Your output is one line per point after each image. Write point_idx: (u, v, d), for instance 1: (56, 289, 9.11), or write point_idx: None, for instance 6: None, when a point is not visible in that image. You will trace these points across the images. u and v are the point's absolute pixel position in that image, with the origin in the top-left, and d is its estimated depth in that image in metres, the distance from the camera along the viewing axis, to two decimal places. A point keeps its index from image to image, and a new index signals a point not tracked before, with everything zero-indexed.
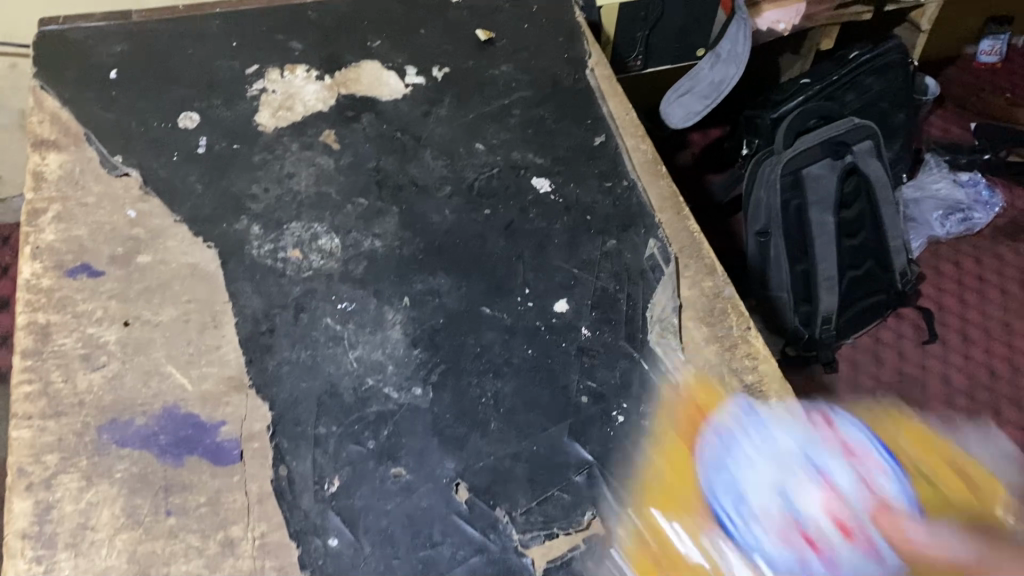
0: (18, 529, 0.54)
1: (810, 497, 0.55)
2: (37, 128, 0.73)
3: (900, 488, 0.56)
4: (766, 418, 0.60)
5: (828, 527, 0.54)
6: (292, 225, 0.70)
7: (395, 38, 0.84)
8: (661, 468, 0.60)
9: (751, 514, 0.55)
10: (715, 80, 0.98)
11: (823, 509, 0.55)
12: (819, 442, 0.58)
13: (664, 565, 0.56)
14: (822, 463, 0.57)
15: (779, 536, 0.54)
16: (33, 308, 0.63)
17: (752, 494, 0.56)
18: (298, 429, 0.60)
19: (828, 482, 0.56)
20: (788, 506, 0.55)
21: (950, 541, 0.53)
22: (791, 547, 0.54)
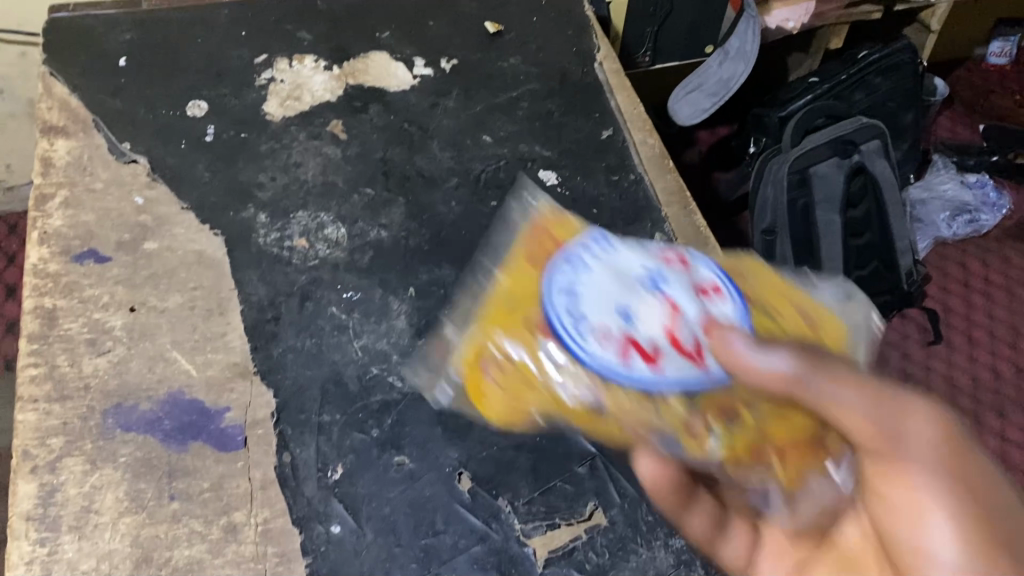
0: (23, 511, 0.55)
1: (653, 317, 0.50)
2: (46, 114, 0.73)
3: (740, 312, 0.52)
4: (615, 240, 0.56)
5: (665, 344, 0.50)
6: (299, 214, 0.70)
7: (403, 29, 0.84)
8: (504, 283, 0.57)
9: (585, 324, 0.51)
10: (724, 78, 0.98)
11: (662, 325, 0.50)
12: (668, 269, 0.53)
13: (517, 390, 0.53)
14: (665, 283, 0.52)
15: (606, 339, 0.50)
16: (40, 293, 0.64)
17: (589, 299, 0.52)
18: (302, 416, 0.60)
19: (671, 301, 0.51)
20: (626, 320, 0.51)
21: (767, 354, 0.44)
22: (623, 355, 0.50)
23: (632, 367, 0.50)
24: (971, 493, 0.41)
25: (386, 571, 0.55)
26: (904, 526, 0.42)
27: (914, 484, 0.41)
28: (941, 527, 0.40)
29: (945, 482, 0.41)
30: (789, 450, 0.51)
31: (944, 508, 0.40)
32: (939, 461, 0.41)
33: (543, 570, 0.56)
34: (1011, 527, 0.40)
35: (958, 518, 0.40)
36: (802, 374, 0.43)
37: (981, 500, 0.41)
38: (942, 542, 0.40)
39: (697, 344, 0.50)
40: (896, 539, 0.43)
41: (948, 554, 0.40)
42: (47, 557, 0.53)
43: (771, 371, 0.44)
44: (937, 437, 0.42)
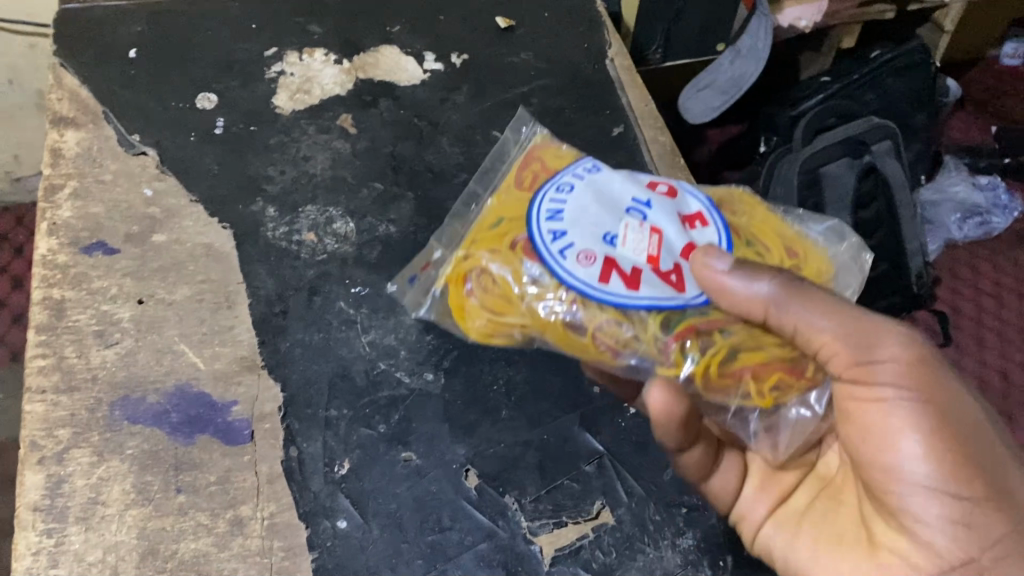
0: (30, 502, 0.55)
1: (636, 240, 0.52)
2: (56, 105, 0.73)
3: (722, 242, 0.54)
4: (602, 167, 0.57)
5: (645, 267, 0.51)
6: (308, 208, 0.70)
7: (414, 23, 0.83)
8: (493, 208, 0.58)
9: (567, 245, 0.52)
10: (735, 76, 0.97)
11: (644, 249, 0.52)
12: (654, 197, 0.56)
13: (497, 307, 0.53)
14: (650, 209, 0.54)
15: (587, 259, 0.51)
16: (49, 284, 0.63)
17: (573, 219, 0.53)
18: (309, 411, 0.60)
19: (654, 227, 0.53)
20: (607, 241, 0.52)
21: (752, 277, 0.48)
22: (602, 275, 0.51)
23: (609, 285, 0.50)
24: (938, 407, 0.48)
25: (392, 567, 0.55)
26: (882, 443, 0.49)
27: (891, 402, 0.48)
28: (911, 438, 0.48)
29: (914, 399, 0.48)
30: (764, 368, 0.50)
31: (916, 423, 0.48)
32: (908, 381, 0.48)
33: (549, 568, 0.56)
34: (965, 432, 0.48)
35: (925, 430, 0.48)
36: (780, 299, 0.48)
37: (944, 414, 0.48)
38: (913, 453, 0.48)
39: (675, 269, 0.52)
40: (871, 459, 0.50)
41: (917, 463, 0.48)
42: (53, 548, 0.53)
43: (753, 294, 0.48)
44: (909, 359, 0.48)
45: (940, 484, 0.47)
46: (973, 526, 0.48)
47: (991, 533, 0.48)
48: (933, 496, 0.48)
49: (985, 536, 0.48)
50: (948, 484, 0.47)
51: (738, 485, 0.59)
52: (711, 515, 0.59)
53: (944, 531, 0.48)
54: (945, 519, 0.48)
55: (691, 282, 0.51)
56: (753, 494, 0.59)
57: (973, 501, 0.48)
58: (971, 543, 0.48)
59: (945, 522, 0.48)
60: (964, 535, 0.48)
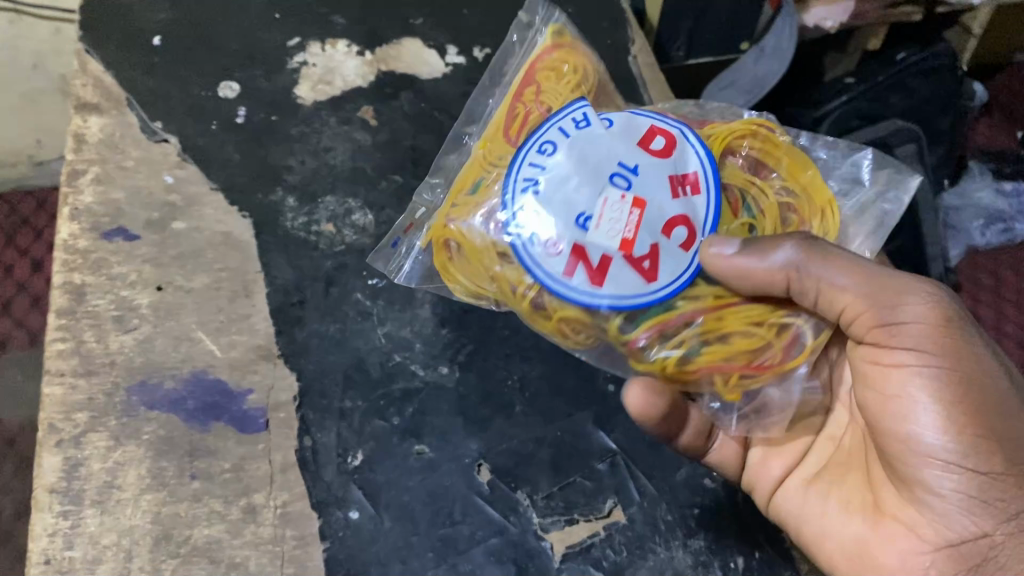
0: (47, 483, 0.55)
1: (611, 221, 0.50)
2: (80, 91, 0.73)
3: (709, 222, 0.52)
4: (595, 119, 0.53)
5: (616, 254, 0.50)
6: (327, 199, 0.70)
7: (437, 15, 0.82)
8: (479, 163, 0.57)
9: (537, 229, 0.51)
10: (759, 75, 0.97)
11: (616, 234, 0.50)
12: (643, 157, 0.52)
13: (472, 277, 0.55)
14: (637, 176, 0.51)
15: (555, 248, 0.50)
16: (69, 269, 0.64)
17: (550, 198, 0.51)
18: (324, 401, 0.60)
19: (637, 199, 0.50)
20: (581, 224, 0.50)
21: (768, 251, 0.47)
22: (568, 268, 0.50)
23: (573, 280, 0.50)
24: (966, 378, 0.47)
25: (403, 560, 0.55)
26: (901, 411, 0.48)
27: (914, 371, 0.47)
28: (931, 408, 0.47)
29: (941, 368, 0.47)
30: (726, 362, 0.49)
31: (938, 394, 0.47)
32: (937, 349, 0.47)
33: (559, 565, 0.57)
34: (993, 405, 0.46)
35: (946, 401, 0.46)
36: (802, 262, 0.47)
37: (968, 386, 0.46)
38: (931, 426, 0.47)
39: (651, 255, 0.50)
40: (887, 427, 0.49)
41: (935, 437, 0.46)
42: (69, 530, 0.54)
43: (771, 268, 0.47)
44: (939, 327, 0.47)
45: (957, 458, 0.46)
46: (992, 504, 0.47)
47: (1009, 513, 0.46)
48: (949, 471, 0.47)
49: (1003, 516, 0.47)
50: (966, 459, 0.46)
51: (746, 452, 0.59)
52: (722, 516, 0.59)
53: (959, 506, 0.47)
54: (959, 494, 0.47)
55: (666, 273, 0.50)
56: (770, 452, 0.58)
57: (993, 478, 0.46)
58: (985, 519, 0.47)
59: (961, 497, 0.47)
60: (978, 511, 0.47)
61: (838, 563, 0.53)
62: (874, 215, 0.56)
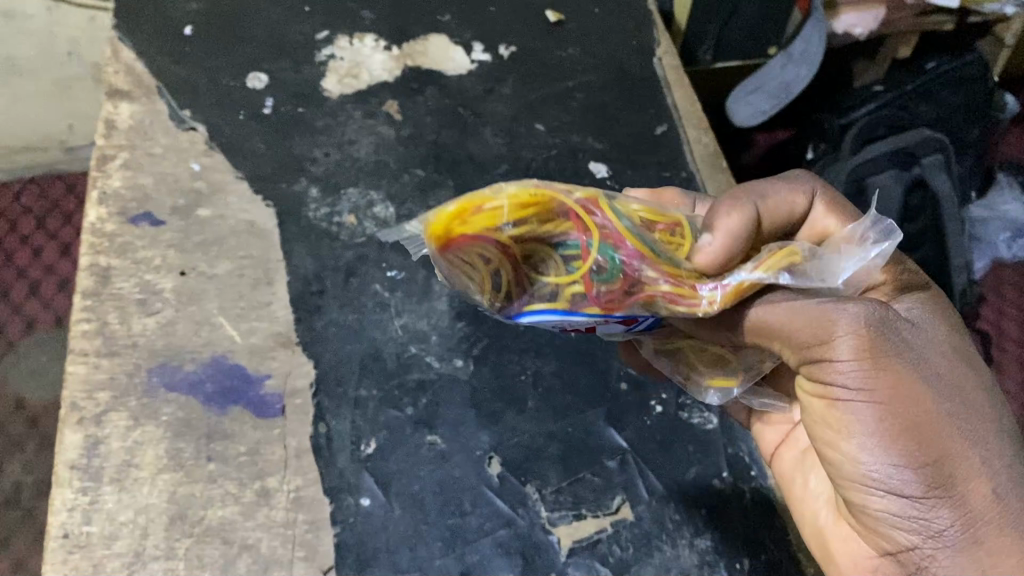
0: (68, 460, 0.57)
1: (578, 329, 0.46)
2: (112, 78, 0.74)
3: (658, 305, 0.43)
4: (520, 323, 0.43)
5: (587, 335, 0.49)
6: (350, 190, 0.71)
7: (464, 13, 0.83)
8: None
9: None
10: (786, 81, 0.97)
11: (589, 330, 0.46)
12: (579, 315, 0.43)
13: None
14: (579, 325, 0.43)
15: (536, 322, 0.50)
16: (96, 252, 0.65)
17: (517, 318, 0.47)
18: (340, 389, 0.61)
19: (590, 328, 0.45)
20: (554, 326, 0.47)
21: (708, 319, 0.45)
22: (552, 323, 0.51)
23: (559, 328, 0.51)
24: (889, 400, 0.41)
25: (411, 547, 0.56)
26: (829, 436, 0.44)
27: (834, 397, 0.43)
28: (851, 435, 0.43)
29: (860, 397, 0.42)
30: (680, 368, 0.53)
31: (858, 422, 0.42)
32: (858, 379, 0.42)
33: (566, 559, 0.57)
34: (913, 426, 0.41)
35: (864, 429, 0.42)
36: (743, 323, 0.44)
37: (888, 412, 0.42)
38: (854, 453, 0.43)
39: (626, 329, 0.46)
40: (825, 448, 0.45)
41: (856, 465, 0.43)
42: (88, 505, 0.55)
43: (711, 334, 0.46)
44: (856, 358, 0.41)
45: (880, 484, 0.42)
46: (921, 527, 0.42)
47: (939, 535, 0.42)
48: (876, 495, 0.43)
49: (932, 540, 0.42)
50: (890, 484, 0.42)
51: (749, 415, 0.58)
52: (729, 517, 0.59)
53: (890, 527, 0.43)
54: (889, 517, 0.43)
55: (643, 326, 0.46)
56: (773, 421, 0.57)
57: (918, 500, 0.42)
58: (915, 540, 0.43)
59: (889, 520, 0.43)
60: (908, 534, 0.43)
61: (812, 550, 0.52)
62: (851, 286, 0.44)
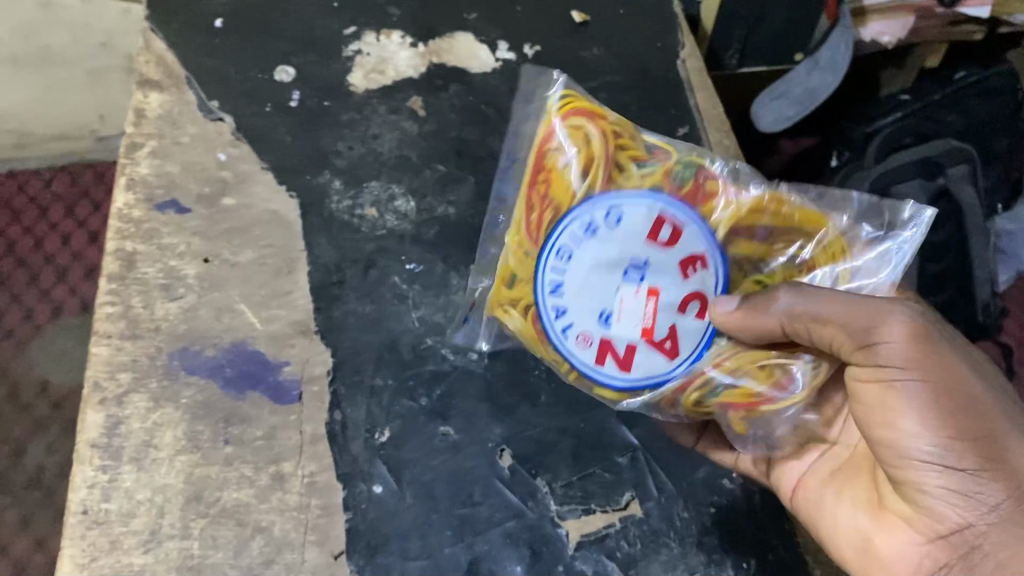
0: (89, 439, 0.58)
1: (630, 315, 0.54)
2: (143, 68, 0.76)
3: (718, 290, 0.54)
4: (596, 217, 0.55)
5: (638, 342, 0.54)
6: (372, 183, 0.72)
7: (491, 11, 0.83)
8: (510, 256, 0.60)
9: (569, 324, 0.55)
10: (811, 88, 0.97)
11: (639, 320, 0.54)
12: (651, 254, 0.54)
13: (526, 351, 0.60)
14: (649, 268, 0.54)
15: (585, 341, 0.55)
16: (122, 237, 0.66)
17: (571, 291, 0.55)
18: (356, 377, 0.62)
19: (650, 290, 0.53)
20: (604, 320, 0.54)
21: (762, 303, 0.50)
22: (598, 358, 0.55)
23: (603, 366, 0.55)
24: (941, 383, 0.47)
25: (421, 535, 0.57)
26: (881, 422, 0.49)
27: (891, 386, 0.48)
28: (907, 418, 0.48)
29: (916, 380, 0.47)
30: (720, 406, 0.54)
31: (913, 404, 0.47)
32: (913, 364, 0.47)
33: (573, 552, 0.58)
34: (965, 407, 0.47)
35: (922, 410, 0.47)
36: (797, 307, 0.48)
37: (942, 395, 0.47)
38: (911, 434, 0.47)
39: (670, 337, 0.53)
40: (874, 437, 0.50)
41: (915, 444, 0.47)
42: (107, 483, 0.57)
43: (766, 321, 0.49)
44: (911, 343, 0.47)
45: (936, 460, 0.47)
46: (974, 499, 0.48)
47: (991, 505, 0.48)
48: (934, 473, 0.48)
49: (985, 510, 0.48)
50: (946, 459, 0.47)
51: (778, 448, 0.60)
52: (739, 517, 0.60)
53: (943, 502, 0.48)
54: (943, 493, 0.48)
55: (685, 348, 0.54)
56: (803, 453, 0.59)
57: (970, 473, 0.47)
58: (967, 510, 0.48)
59: (943, 496, 0.48)
60: (961, 505, 0.48)
61: (847, 555, 0.54)
62: (892, 257, 0.53)
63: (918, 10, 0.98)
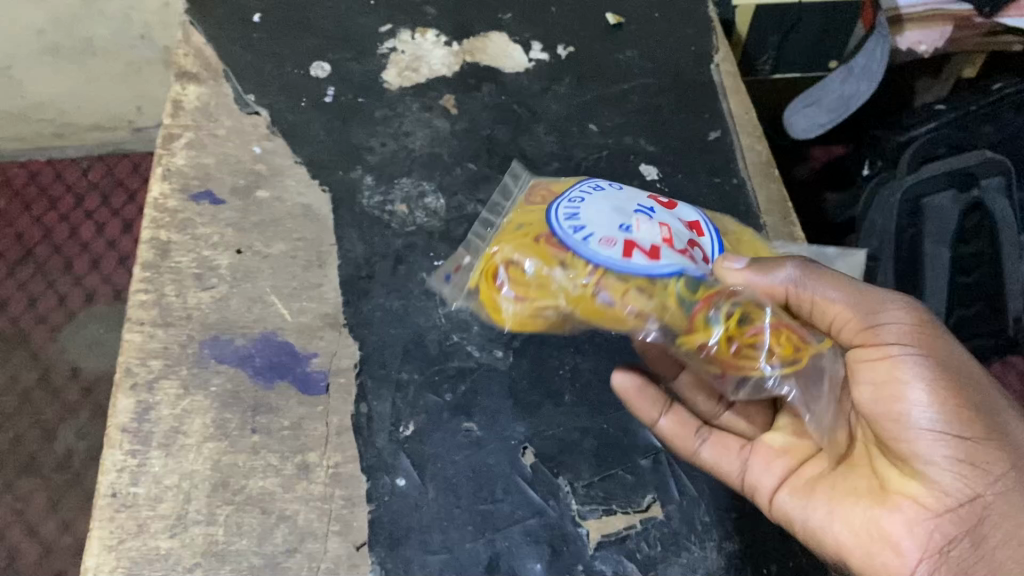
0: (120, 423, 0.59)
1: (649, 228, 0.56)
2: (182, 60, 0.77)
3: (715, 249, 0.59)
4: (601, 185, 0.61)
5: (662, 246, 0.55)
6: (403, 180, 0.72)
7: (525, 12, 0.84)
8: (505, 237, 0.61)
9: (591, 235, 0.56)
10: (845, 95, 0.95)
11: (658, 233, 0.56)
12: (658, 206, 0.59)
13: (535, 291, 0.57)
14: (656, 212, 0.58)
15: (610, 243, 0.55)
16: (157, 226, 0.68)
17: (589, 215, 0.57)
18: (382, 371, 0.63)
19: (662, 222, 0.57)
20: (624, 229, 0.56)
21: (772, 268, 0.52)
22: (624, 255, 0.54)
23: (631, 261, 0.54)
24: (941, 357, 0.48)
25: (442, 530, 0.57)
26: (885, 392, 0.48)
27: (897, 356, 0.48)
28: (914, 386, 0.47)
29: (919, 352, 0.48)
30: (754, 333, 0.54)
31: (920, 373, 0.47)
32: (912, 337, 0.48)
33: (593, 552, 0.58)
34: (966, 380, 0.48)
35: (926, 377, 0.47)
36: (801, 281, 0.52)
37: (946, 366, 0.48)
38: (917, 399, 0.47)
39: (687, 250, 0.56)
40: (877, 414, 0.49)
41: (921, 410, 0.47)
42: (136, 467, 0.58)
43: (770, 286, 0.52)
44: (910, 322, 0.49)
45: (943, 427, 0.47)
46: (979, 470, 0.47)
47: (996, 475, 0.47)
48: (940, 442, 0.47)
49: (990, 482, 0.47)
50: (953, 426, 0.47)
51: (742, 448, 0.58)
52: (760, 522, 0.60)
53: (950, 474, 0.47)
54: (950, 463, 0.47)
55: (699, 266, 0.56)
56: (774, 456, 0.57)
57: (975, 442, 0.47)
58: (974, 482, 0.47)
59: (951, 466, 0.47)
60: (968, 476, 0.47)
61: (850, 549, 0.51)
62: None
63: (954, 19, 0.96)
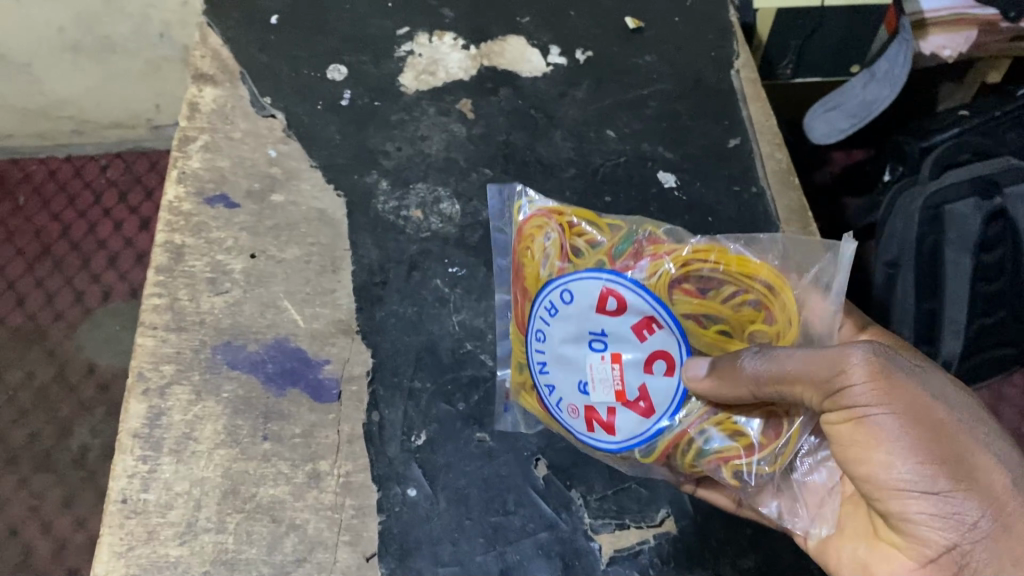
0: (132, 428, 0.59)
1: (602, 383, 0.54)
2: (199, 62, 0.77)
3: (682, 349, 0.52)
4: (552, 300, 0.56)
5: (618, 405, 0.54)
6: (418, 185, 0.72)
7: (544, 15, 0.83)
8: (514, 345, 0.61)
9: (557, 398, 0.56)
10: (866, 100, 0.94)
11: (612, 385, 0.54)
12: (606, 320, 0.54)
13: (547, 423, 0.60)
14: (609, 336, 0.54)
15: (574, 413, 0.56)
16: (172, 229, 0.67)
17: (551, 367, 0.56)
18: (395, 379, 0.62)
19: (615, 359, 0.54)
20: (582, 389, 0.55)
21: (731, 371, 0.48)
22: (589, 427, 0.56)
23: (596, 433, 0.56)
24: (908, 410, 0.44)
25: (453, 541, 0.57)
26: (855, 456, 0.45)
27: (858, 419, 0.45)
28: (877, 449, 0.44)
29: (884, 411, 0.44)
30: (710, 466, 0.53)
31: (883, 435, 0.44)
32: (873, 394, 0.44)
33: (606, 567, 0.57)
34: (931, 427, 0.43)
35: (893, 439, 0.43)
36: (760, 375, 0.47)
37: (908, 420, 0.44)
38: (880, 463, 0.44)
39: (643, 397, 0.53)
40: (854, 473, 0.46)
41: (886, 473, 0.44)
42: (147, 473, 0.57)
43: (736, 390, 0.49)
44: (867, 377, 0.44)
45: (912, 487, 0.43)
46: (957, 524, 0.43)
47: (971, 526, 0.43)
48: (909, 501, 0.44)
49: (969, 533, 0.43)
50: (921, 485, 0.43)
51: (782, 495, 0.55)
52: (776, 539, 0.59)
53: (926, 529, 0.44)
54: (925, 520, 0.43)
55: (660, 405, 0.53)
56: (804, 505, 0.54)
57: (948, 497, 0.43)
58: (951, 535, 0.43)
59: (925, 522, 0.43)
60: (945, 531, 0.43)
61: None
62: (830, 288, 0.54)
63: (981, 24, 0.94)
